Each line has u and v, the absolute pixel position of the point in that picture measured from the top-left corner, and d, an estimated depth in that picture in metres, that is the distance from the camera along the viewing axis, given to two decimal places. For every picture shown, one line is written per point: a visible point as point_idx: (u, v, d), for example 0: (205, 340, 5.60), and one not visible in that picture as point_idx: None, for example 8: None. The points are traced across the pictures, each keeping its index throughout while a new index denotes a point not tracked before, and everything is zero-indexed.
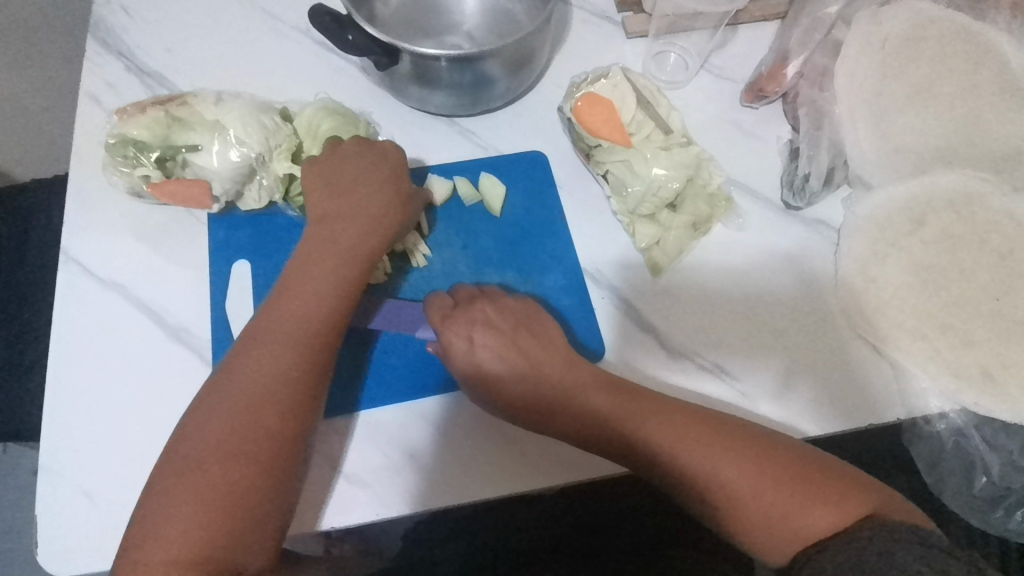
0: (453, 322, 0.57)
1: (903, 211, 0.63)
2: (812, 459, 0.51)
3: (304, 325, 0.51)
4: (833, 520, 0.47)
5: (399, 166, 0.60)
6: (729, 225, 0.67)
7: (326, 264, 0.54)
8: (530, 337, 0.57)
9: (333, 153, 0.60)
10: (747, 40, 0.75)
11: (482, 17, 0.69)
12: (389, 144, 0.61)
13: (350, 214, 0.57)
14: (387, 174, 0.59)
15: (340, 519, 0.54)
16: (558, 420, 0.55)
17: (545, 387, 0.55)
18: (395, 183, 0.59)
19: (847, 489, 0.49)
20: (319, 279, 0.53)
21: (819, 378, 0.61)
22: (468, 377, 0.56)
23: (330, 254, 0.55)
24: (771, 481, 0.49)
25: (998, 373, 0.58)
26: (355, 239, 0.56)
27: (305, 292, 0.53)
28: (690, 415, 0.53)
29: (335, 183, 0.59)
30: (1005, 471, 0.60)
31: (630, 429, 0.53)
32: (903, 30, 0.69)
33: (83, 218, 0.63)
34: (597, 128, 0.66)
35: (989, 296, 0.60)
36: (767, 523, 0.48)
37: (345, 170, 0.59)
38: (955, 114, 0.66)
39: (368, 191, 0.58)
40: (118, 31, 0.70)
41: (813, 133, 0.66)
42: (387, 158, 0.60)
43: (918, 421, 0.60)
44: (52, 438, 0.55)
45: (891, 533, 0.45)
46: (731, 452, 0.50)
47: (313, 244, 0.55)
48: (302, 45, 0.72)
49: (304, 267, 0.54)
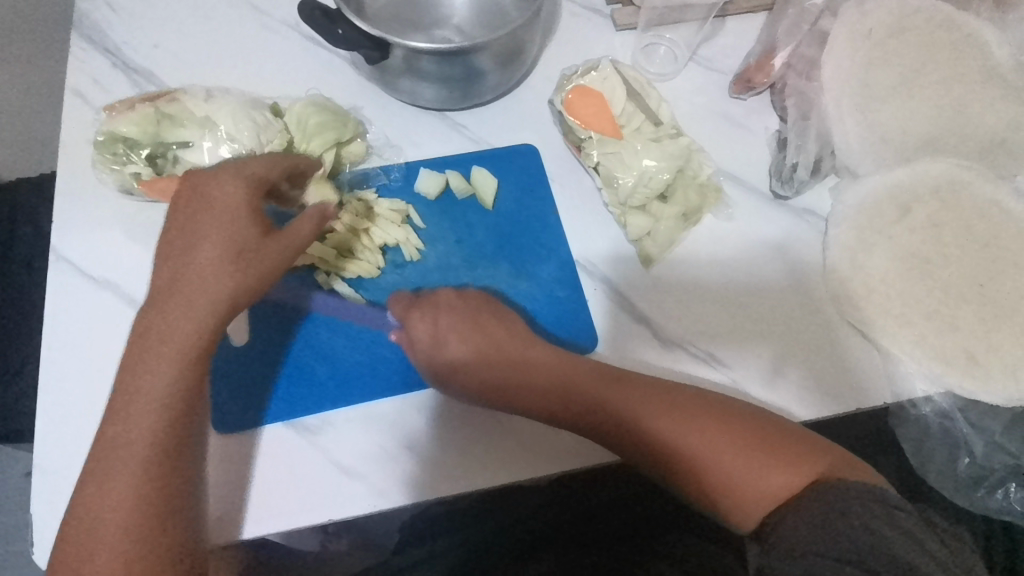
0: (417, 309, 0.60)
1: (890, 199, 0.64)
2: (772, 423, 0.52)
3: (139, 444, 0.43)
4: (791, 480, 0.49)
5: (238, 203, 0.49)
6: (719, 215, 0.67)
7: (158, 356, 0.45)
8: (492, 319, 0.60)
9: (170, 216, 0.50)
10: (736, 32, 0.76)
11: (472, 10, 0.69)
12: (224, 182, 0.50)
13: (181, 283, 0.47)
14: (225, 222, 0.48)
15: (338, 511, 0.54)
16: (517, 399, 0.57)
17: (504, 367, 0.58)
18: (236, 229, 0.48)
19: (803, 447, 0.50)
20: (154, 378, 0.45)
21: (808, 362, 0.62)
22: (431, 363, 0.58)
23: (156, 346, 0.45)
24: (730, 444, 0.51)
25: (983, 357, 0.59)
26: (189, 317, 0.46)
27: (131, 402, 0.44)
28: (650, 386, 0.55)
29: (167, 244, 0.49)
30: (988, 451, 0.62)
31: (590, 398, 0.55)
32: (888, 20, 0.69)
33: (73, 216, 0.63)
34: (587, 120, 0.67)
35: (974, 282, 0.61)
36: (725, 488, 0.50)
37: (175, 227, 0.49)
38: (941, 103, 0.67)
39: (204, 250, 0.47)
40: (103, 26, 0.70)
41: (801, 123, 0.67)
42: (223, 197, 0.49)
43: (904, 404, 0.62)
44: (44, 438, 0.54)
45: (850, 492, 0.46)
46: (690, 418, 0.52)
47: (138, 333, 0.46)
48: (290, 40, 0.72)
49: (131, 363, 0.45)
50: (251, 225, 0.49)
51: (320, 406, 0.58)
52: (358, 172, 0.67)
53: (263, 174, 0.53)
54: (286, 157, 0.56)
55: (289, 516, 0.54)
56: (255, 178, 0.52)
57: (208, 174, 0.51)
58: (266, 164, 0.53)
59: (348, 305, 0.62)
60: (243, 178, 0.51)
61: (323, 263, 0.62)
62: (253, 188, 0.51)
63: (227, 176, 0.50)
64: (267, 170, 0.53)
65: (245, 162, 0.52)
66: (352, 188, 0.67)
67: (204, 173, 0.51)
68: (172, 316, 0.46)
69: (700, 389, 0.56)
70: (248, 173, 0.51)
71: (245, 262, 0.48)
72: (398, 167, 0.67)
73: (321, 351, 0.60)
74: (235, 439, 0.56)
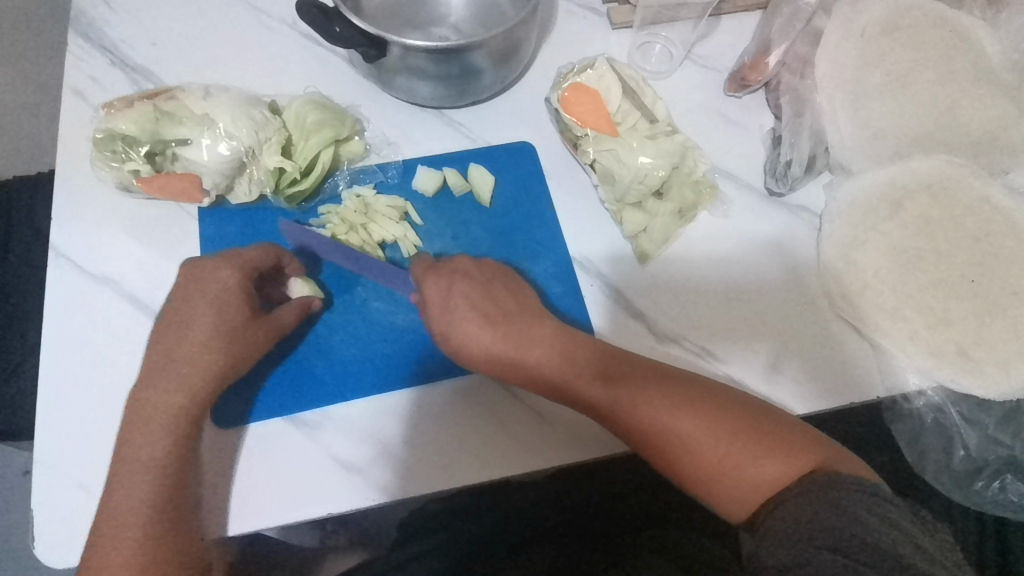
0: (435, 273, 0.60)
1: (881, 195, 0.65)
2: (767, 415, 0.53)
3: (134, 508, 0.48)
4: (783, 471, 0.49)
5: (230, 292, 0.55)
6: (714, 212, 0.68)
7: (158, 421, 0.51)
8: (505, 292, 0.60)
9: (170, 301, 0.56)
10: (730, 30, 0.76)
11: (469, 8, 0.70)
12: (219, 268, 0.56)
13: (177, 365, 0.53)
14: (218, 306, 0.54)
15: (336, 504, 0.55)
16: (524, 370, 0.57)
17: (516, 335, 0.58)
18: (228, 310, 0.55)
19: (800, 441, 0.51)
20: (151, 447, 0.50)
21: (803, 357, 0.63)
22: (439, 327, 0.59)
23: (154, 419, 0.51)
24: (724, 430, 0.51)
25: (975, 350, 0.60)
26: (184, 394, 0.52)
27: (130, 469, 0.49)
28: (657, 368, 0.56)
29: (166, 325, 0.55)
30: (982, 444, 0.63)
31: (597, 372, 0.56)
32: (881, 19, 0.70)
33: (72, 213, 0.63)
34: (584, 118, 0.67)
35: (965, 277, 0.62)
36: (717, 473, 0.51)
37: (174, 310, 0.55)
38: (933, 101, 0.68)
39: (201, 332, 0.54)
40: (101, 24, 0.70)
41: (795, 121, 0.68)
42: (218, 285, 0.55)
43: (897, 399, 0.62)
44: (44, 435, 0.55)
45: (838, 484, 0.46)
46: (686, 406, 0.53)
47: (137, 405, 0.52)
48: (288, 38, 0.72)
49: (131, 431, 0.51)
50: (241, 313, 0.55)
51: (319, 402, 0.58)
52: (356, 169, 0.68)
53: (258, 263, 0.58)
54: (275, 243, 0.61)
55: (288, 511, 0.54)
56: (250, 267, 0.57)
57: (204, 261, 0.57)
58: (263, 252, 0.58)
59: (346, 301, 0.62)
60: (236, 263, 0.57)
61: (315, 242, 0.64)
62: (245, 273, 0.57)
63: (223, 266, 0.56)
64: (261, 258, 0.58)
65: (242, 253, 0.58)
66: (349, 185, 0.67)
67: (201, 260, 0.57)
68: (172, 393, 0.52)
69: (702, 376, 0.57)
70: (243, 263, 0.57)
71: (233, 343, 0.54)
72: (395, 165, 0.68)
73: (320, 348, 0.61)
74: (234, 433, 0.57)
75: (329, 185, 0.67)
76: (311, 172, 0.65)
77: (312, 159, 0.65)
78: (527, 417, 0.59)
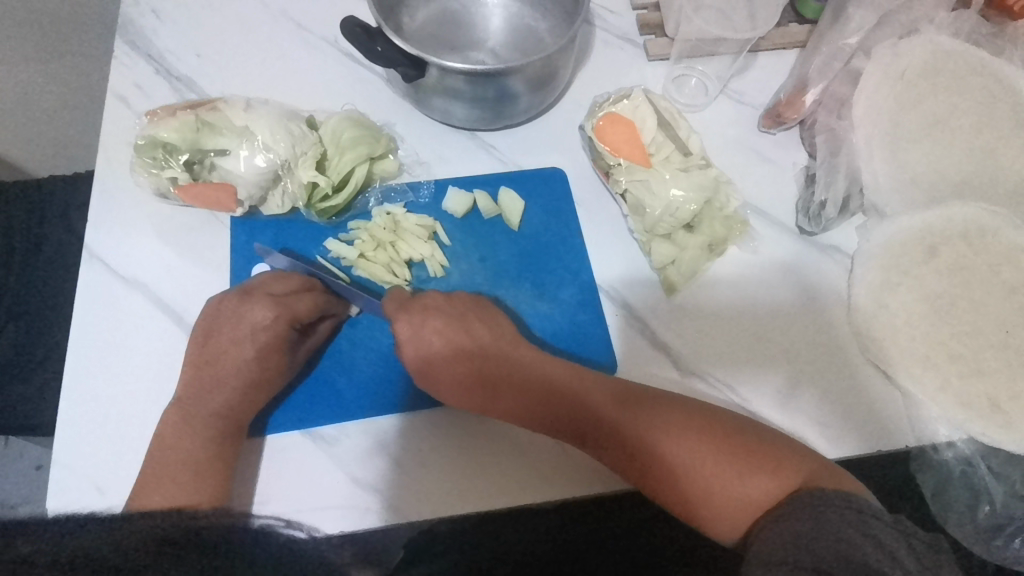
0: (406, 311, 0.58)
1: (916, 240, 0.64)
2: (749, 433, 0.52)
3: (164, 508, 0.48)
4: (773, 489, 0.48)
5: (276, 341, 0.56)
6: (744, 247, 0.67)
7: (182, 434, 0.52)
8: (477, 320, 0.59)
9: (212, 315, 0.57)
10: (767, 66, 0.76)
11: (507, 35, 0.71)
12: (266, 302, 0.57)
13: (221, 386, 0.54)
14: (259, 343, 0.56)
15: (351, 523, 0.54)
16: (499, 397, 0.56)
17: (493, 367, 0.57)
18: (267, 348, 0.56)
19: (783, 458, 0.50)
20: (185, 452, 0.51)
21: (827, 398, 0.62)
22: (416, 362, 0.57)
23: (191, 426, 0.53)
24: (705, 454, 0.50)
25: (1007, 404, 0.58)
26: (210, 409, 0.53)
27: (157, 479, 0.50)
28: (636, 392, 0.55)
29: (209, 346, 0.56)
30: (1009, 499, 0.61)
31: (569, 397, 0.55)
32: (921, 62, 0.70)
33: (108, 215, 0.64)
34: (617, 147, 0.67)
35: (1000, 329, 0.60)
36: (704, 499, 0.49)
37: (222, 322, 0.56)
38: (970, 148, 0.67)
39: (240, 361, 0.55)
40: (147, 33, 0.72)
41: (830, 161, 0.68)
42: (262, 326, 0.56)
43: (926, 448, 0.60)
44: (66, 434, 0.55)
45: (821, 501, 0.44)
46: (665, 429, 0.52)
47: (176, 413, 0.54)
48: (328, 55, 0.73)
49: (161, 443, 0.52)
50: (278, 359, 0.56)
51: (337, 417, 0.58)
52: (388, 187, 0.68)
53: (303, 312, 0.57)
54: (322, 286, 0.61)
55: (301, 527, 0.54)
56: (295, 320, 0.57)
57: (254, 287, 0.58)
58: (311, 303, 0.58)
59: (370, 317, 0.63)
60: (286, 302, 0.57)
61: (343, 257, 0.65)
62: (294, 310, 0.57)
63: (270, 301, 0.57)
64: (307, 309, 0.58)
65: (291, 297, 0.58)
66: (380, 202, 0.68)
67: (251, 285, 0.59)
68: (198, 406, 0.54)
69: (679, 396, 0.56)
70: (290, 310, 0.57)
71: (267, 381, 0.56)
72: (427, 185, 0.68)
73: (342, 362, 0.61)
74: (254, 444, 0.57)
75: (361, 201, 0.68)
76: (345, 187, 0.66)
77: (347, 174, 0.65)
78: (545, 444, 0.58)
